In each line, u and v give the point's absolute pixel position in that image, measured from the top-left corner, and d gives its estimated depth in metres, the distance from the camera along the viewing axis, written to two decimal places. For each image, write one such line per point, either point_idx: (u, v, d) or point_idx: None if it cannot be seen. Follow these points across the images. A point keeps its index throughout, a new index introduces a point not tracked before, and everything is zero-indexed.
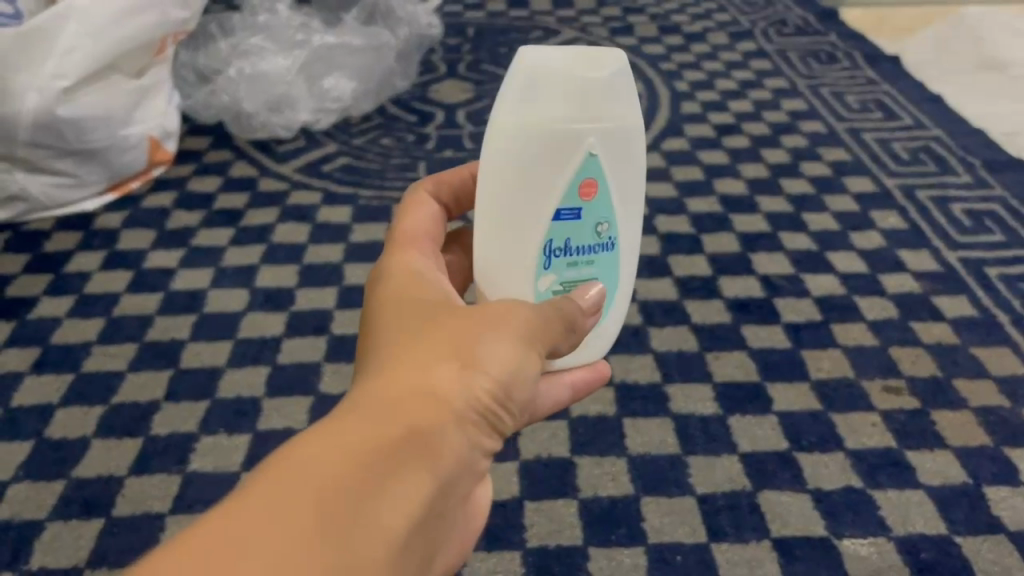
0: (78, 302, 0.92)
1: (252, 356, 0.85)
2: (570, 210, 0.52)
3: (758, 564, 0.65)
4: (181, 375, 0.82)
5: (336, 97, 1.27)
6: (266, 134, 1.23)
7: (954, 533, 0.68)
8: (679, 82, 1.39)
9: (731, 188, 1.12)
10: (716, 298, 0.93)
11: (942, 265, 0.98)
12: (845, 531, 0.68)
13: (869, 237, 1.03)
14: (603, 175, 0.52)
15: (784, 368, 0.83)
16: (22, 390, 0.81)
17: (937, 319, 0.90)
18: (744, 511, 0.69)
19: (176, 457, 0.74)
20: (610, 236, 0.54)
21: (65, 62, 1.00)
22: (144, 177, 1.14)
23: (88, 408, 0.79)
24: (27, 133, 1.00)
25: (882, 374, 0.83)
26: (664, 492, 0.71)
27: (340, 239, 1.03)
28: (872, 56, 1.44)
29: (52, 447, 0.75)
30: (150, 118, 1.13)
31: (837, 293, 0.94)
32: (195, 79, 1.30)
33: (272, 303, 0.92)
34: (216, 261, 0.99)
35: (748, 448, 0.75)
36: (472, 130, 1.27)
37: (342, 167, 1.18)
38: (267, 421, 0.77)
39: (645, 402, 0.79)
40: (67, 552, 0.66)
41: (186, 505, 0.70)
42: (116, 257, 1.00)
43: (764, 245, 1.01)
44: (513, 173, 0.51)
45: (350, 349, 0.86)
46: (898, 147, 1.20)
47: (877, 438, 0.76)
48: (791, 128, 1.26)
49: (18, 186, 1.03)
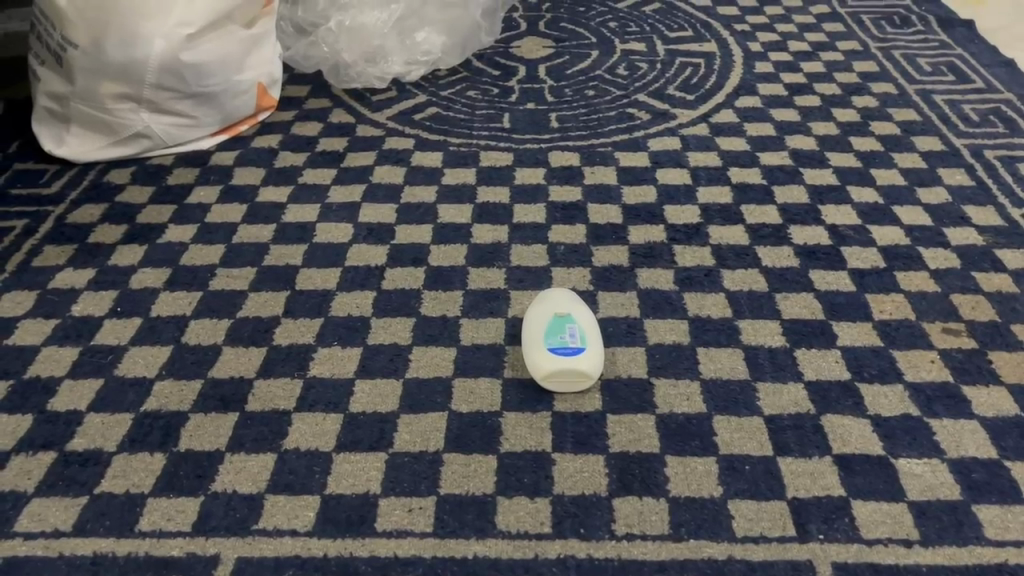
0: (201, 230, 1.02)
1: (358, 282, 0.94)
2: (556, 340, 0.80)
3: (821, 474, 0.72)
4: (296, 295, 0.92)
5: (426, 51, 1.35)
6: (362, 83, 1.32)
7: (1004, 457, 0.74)
8: (753, 43, 1.44)
9: (802, 144, 1.17)
10: (786, 245, 0.99)
11: (1007, 221, 1.02)
12: (901, 452, 0.74)
13: (934, 192, 1.07)
14: (563, 338, 0.80)
15: (849, 309, 0.90)
16: (159, 302, 0.91)
17: (998, 270, 0.95)
18: (809, 430, 0.76)
19: (298, 364, 0.83)
20: (568, 341, 0.80)
21: (188, 11, 1.08)
22: (251, 121, 1.23)
23: (217, 321, 0.89)
24: (154, 77, 1.08)
25: (942, 318, 0.88)
26: (734, 412, 0.78)
27: (432, 182, 1.11)
28: (947, 20, 1.47)
29: (189, 351, 0.85)
30: (261, 66, 1.21)
31: (902, 243, 0.99)
32: (293, 31, 1.34)
33: (374, 237, 1.01)
34: (321, 198, 1.08)
35: (813, 377, 0.82)
36: (552, 84, 1.33)
37: (432, 116, 1.26)
38: (375, 336, 0.86)
39: (718, 334, 0.86)
40: (210, 438, 0.76)
41: (309, 404, 0.79)
42: (231, 192, 1.09)
43: (832, 197, 1.07)
44: (534, 335, 0.81)
45: (445, 279, 0.94)
46: (968, 109, 1.23)
47: (935, 373, 0.82)
48: (862, 88, 1.30)
49: (144, 125, 1.13)
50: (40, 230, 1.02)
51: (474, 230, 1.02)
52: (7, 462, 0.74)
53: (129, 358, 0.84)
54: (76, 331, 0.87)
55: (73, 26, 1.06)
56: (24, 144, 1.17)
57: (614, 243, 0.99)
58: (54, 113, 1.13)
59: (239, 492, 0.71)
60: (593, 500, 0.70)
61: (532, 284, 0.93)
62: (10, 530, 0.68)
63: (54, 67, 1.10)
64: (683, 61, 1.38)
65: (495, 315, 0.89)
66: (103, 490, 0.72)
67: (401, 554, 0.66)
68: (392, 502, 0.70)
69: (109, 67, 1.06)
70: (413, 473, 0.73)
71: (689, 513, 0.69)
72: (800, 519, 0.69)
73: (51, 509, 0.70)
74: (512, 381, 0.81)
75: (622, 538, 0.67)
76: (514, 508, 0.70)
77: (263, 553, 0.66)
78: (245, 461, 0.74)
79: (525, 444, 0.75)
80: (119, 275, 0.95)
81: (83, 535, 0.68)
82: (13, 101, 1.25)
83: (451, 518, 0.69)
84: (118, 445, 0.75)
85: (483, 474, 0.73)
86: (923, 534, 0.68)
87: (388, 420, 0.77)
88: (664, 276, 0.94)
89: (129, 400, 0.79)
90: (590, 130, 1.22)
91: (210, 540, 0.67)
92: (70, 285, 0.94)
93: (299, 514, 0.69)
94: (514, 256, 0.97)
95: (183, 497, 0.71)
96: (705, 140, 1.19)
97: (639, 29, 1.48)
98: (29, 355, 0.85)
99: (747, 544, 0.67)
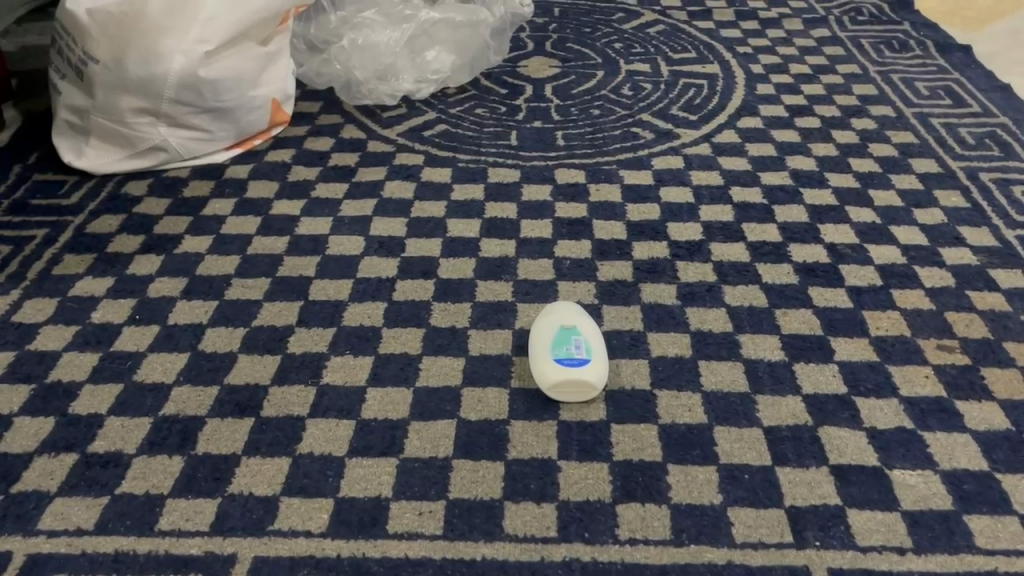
0: (217, 241, 1.05)
1: (370, 293, 0.96)
2: (563, 352, 0.83)
3: (817, 484, 0.75)
4: (310, 305, 0.95)
5: (436, 69, 1.39)
6: (372, 100, 1.35)
7: (994, 470, 0.76)
8: (755, 65, 1.47)
9: (803, 164, 1.20)
10: (785, 262, 1.02)
11: (1001, 241, 1.05)
12: (895, 463, 0.77)
13: (931, 213, 1.10)
14: (569, 349, 0.83)
15: (846, 325, 0.92)
16: (176, 310, 0.94)
17: (992, 289, 0.97)
18: (806, 441, 0.79)
19: (311, 372, 0.86)
20: (575, 351, 0.83)
21: (207, 29, 1.11)
22: (265, 135, 1.26)
23: (232, 330, 0.91)
24: (172, 92, 1.11)
25: (936, 334, 0.91)
26: (734, 423, 0.81)
27: (441, 197, 1.14)
28: (945, 45, 1.50)
29: (206, 358, 0.87)
30: (276, 82, 1.24)
31: (898, 261, 1.02)
32: (306, 49, 1.38)
33: (385, 249, 1.04)
34: (333, 211, 1.11)
35: (811, 390, 0.84)
36: (559, 103, 1.36)
37: (441, 133, 1.29)
38: (386, 345, 0.89)
39: (719, 348, 0.89)
40: (226, 442, 0.78)
41: (323, 411, 0.81)
42: (245, 205, 1.12)
43: (831, 217, 1.09)
44: (540, 347, 0.84)
45: (455, 291, 0.97)
46: (965, 132, 1.26)
47: (929, 388, 0.84)
48: (861, 110, 1.34)
49: (162, 138, 1.16)
50: (60, 239, 1.05)
51: (482, 244, 1.05)
52: (31, 463, 0.76)
53: (147, 364, 0.87)
54: (95, 338, 0.90)
55: (96, 43, 1.09)
56: (43, 155, 1.20)
57: (618, 259, 1.02)
58: (75, 125, 1.16)
59: (255, 494, 0.74)
60: (597, 505, 0.73)
61: (538, 297, 0.96)
62: (34, 528, 0.71)
63: (75, 81, 1.13)
64: (687, 82, 1.42)
65: (502, 327, 0.92)
66: (123, 490, 0.74)
67: (412, 555, 0.69)
68: (403, 505, 0.73)
69: (129, 82, 1.10)
70: (423, 478, 0.75)
71: (690, 519, 0.72)
72: (798, 527, 0.71)
73: (74, 509, 0.72)
74: (519, 391, 0.84)
75: (625, 542, 0.70)
76: (521, 513, 0.72)
77: (279, 553, 0.69)
78: (261, 465, 0.76)
79: (532, 452, 0.77)
80: (137, 284, 0.98)
81: (104, 534, 0.70)
82: (32, 113, 1.28)
83: (460, 521, 0.71)
84: (138, 447, 0.78)
85: (491, 479, 0.75)
86: (916, 542, 0.70)
87: (398, 427, 0.80)
88: (667, 291, 0.97)
89: (147, 405, 0.82)
90: (596, 148, 1.25)
91: (227, 540, 0.70)
92: (90, 293, 0.97)
93: (314, 516, 0.72)
94: (521, 270, 1.00)
95: (201, 498, 0.73)
96: (707, 159, 1.22)
97: (644, 50, 1.52)
98: (50, 360, 0.87)
99: (745, 549, 0.69)
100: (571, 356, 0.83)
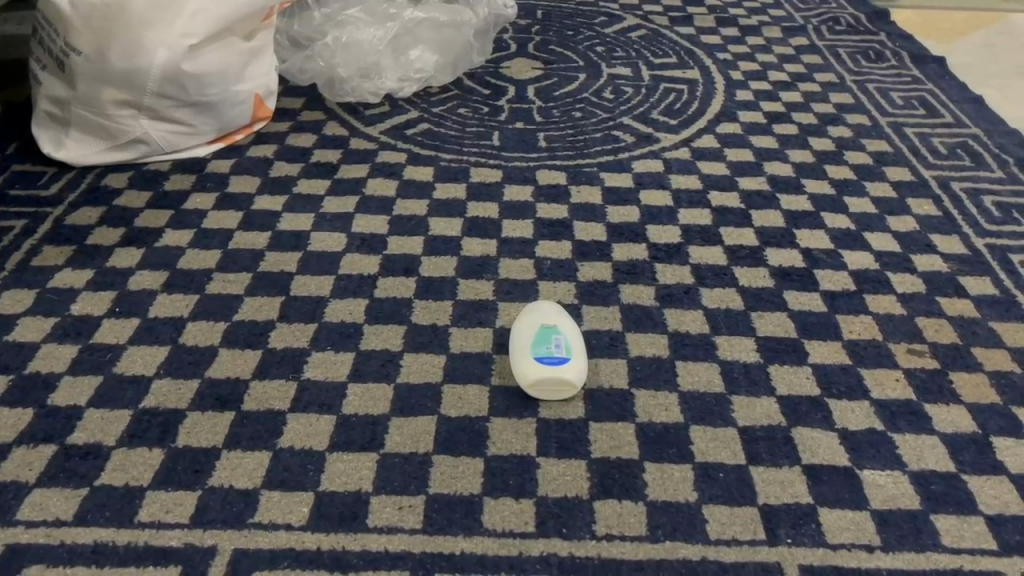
0: (198, 235, 1.05)
1: (352, 289, 0.97)
2: (544, 350, 0.84)
3: (791, 483, 0.76)
4: (291, 300, 0.95)
5: (420, 69, 1.39)
6: (355, 98, 1.35)
7: (961, 471, 0.78)
8: (735, 71, 1.49)
9: (780, 170, 1.22)
10: (762, 266, 1.03)
11: (971, 249, 1.08)
12: (866, 464, 0.79)
13: (905, 221, 1.12)
14: (548, 347, 0.84)
15: (820, 329, 0.94)
16: (157, 303, 0.94)
17: (961, 295, 1.00)
18: (780, 441, 0.80)
19: (293, 367, 0.86)
20: (555, 350, 0.84)
21: (191, 23, 1.11)
22: (247, 130, 1.26)
23: (214, 323, 0.91)
24: (155, 85, 1.11)
25: (907, 339, 0.93)
26: (710, 422, 0.82)
27: (423, 196, 1.15)
28: (920, 56, 1.53)
29: (186, 352, 0.87)
30: (259, 77, 1.24)
31: (872, 267, 1.04)
32: (289, 45, 1.38)
33: (367, 247, 1.04)
34: (315, 208, 1.11)
35: (785, 392, 0.86)
36: (541, 105, 1.37)
37: (423, 132, 1.29)
38: (367, 342, 0.90)
39: (696, 349, 0.91)
40: (207, 435, 0.79)
41: (304, 406, 0.82)
42: (226, 199, 1.12)
43: (807, 223, 1.12)
44: (519, 346, 0.85)
45: (436, 289, 0.98)
46: (938, 142, 1.29)
47: (899, 391, 0.86)
48: (838, 118, 1.36)
49: (144, 131, 1.15)
50: (40, 231, 1.05)
51: (464, 243, 1.05)
52: (9, 454, 0.76)
53: (127, 357, 0.87)
54: (75, 330, 0.90)
55: (79, 34, 1.08)
56: (22, 146, 1.19)
57: (598, 259, 1.04)
58: (54, 116, 1.16)
59: (236, 487, 0.74)
60: (575, 502, 0.74)
61: (519, 296, 0.97)
62: (11, 519, 0.71)
63: (56, 72, 1.12)
64: (668, 87, 1.44)
65: (483, 326, 0.93)
66: (103, 482, 0.74)
67: (391, 549, 0.69)
68: (383, 499, 0.73)
69: (112, 75, 1.09)
70: (403, 473, 0.76)
71: (666, 516, 0.73)
72: (771, 525, 0.73)
73: (52, 500, 0.72)
74: (499, 388, 0.85)
75: (602, 538, 0.71)
76: (500, 508, 0.73)
77: (259, 545, 0.69)
78: (242, 458, 0.76)
79: (512, 448, 0.78)
80: (118, 276, 0.98)
81: (83, 525, 0.70)
82: (11, 103, 1.27)
83: (440, 516, 0.72)
84: (118, 440, 0.78)
85: (471, 474, 0.76)
86: (884, 540, 0.72)
87: (379, 423, 0.81)
88: (645, 292, 0.98)
89: (128, 398, 0.82)
90: (578, 150, 1.26)
91: (207, 532, 0.70)
92: (69, 285, 0.96)
93: (294, 509, 0.72)
94: (503, 269, 1.01)
95: (181, 490, 0.74)
96: (688, 163, 1.23)
97: (626, 54, 1.54)
98: (29, 352, 0.87)
99: (719, 546, 0.71)
100: (552, 354, 0.84)
